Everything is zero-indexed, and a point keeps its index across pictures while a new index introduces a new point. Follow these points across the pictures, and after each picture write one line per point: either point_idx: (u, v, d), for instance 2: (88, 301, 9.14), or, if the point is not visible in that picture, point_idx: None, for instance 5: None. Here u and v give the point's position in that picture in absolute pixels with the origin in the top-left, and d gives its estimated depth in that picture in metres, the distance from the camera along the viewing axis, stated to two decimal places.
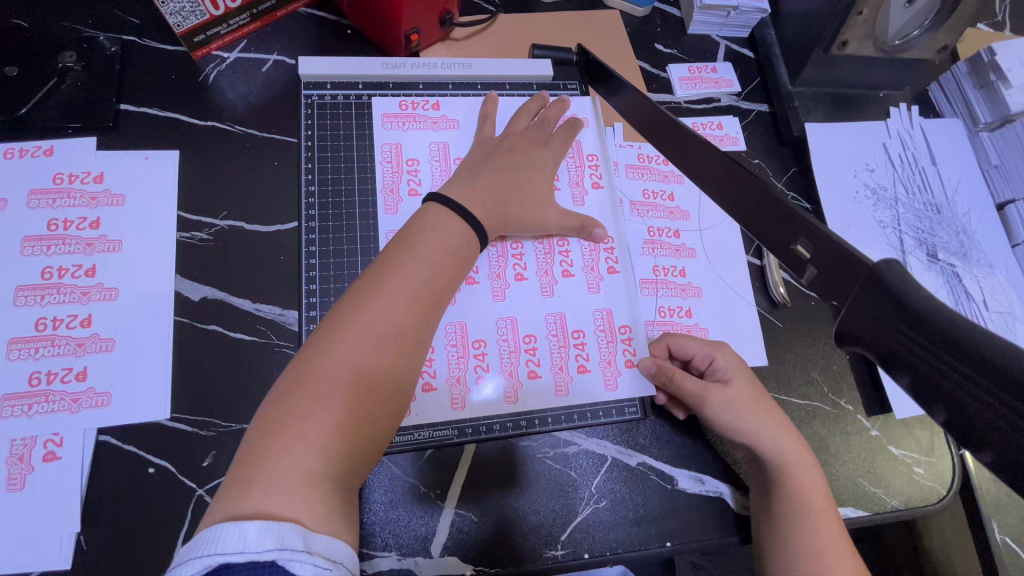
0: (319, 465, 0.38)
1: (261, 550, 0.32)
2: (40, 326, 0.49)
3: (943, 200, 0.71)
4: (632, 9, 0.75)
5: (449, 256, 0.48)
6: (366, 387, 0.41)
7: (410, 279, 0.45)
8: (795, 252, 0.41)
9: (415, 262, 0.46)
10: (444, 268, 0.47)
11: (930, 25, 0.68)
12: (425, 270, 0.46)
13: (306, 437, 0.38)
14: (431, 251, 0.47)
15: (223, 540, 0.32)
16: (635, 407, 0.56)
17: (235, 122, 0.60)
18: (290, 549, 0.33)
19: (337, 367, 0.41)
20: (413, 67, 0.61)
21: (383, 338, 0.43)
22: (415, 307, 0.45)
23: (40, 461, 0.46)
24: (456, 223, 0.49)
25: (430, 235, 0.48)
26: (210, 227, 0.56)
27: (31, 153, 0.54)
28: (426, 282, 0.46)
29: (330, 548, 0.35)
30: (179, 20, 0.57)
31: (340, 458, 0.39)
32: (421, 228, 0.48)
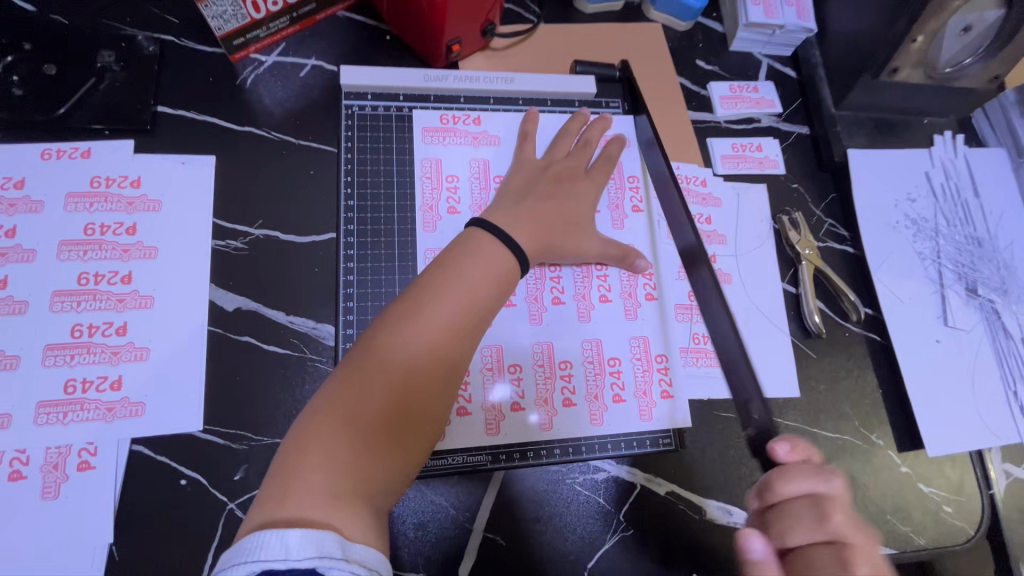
0: (346, 484, 0.37)
1: (302, 558, 0.33)
2: (75, 333, 0.49)
3: (985, 233, 0.70)
4: (675, 23, 0.73)
5: (490, 282, 0.47)
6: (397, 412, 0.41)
7: (449, 304, 0.44)
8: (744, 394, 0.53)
9: (455, 287, 0.45)
10: (484, 294, 0.46)
11: (984, 53, 0.66)
12: (464, 295, 0.45)
13: (335, 457, 0.38)
14: (471, 276, 0.46)
15: (265, 547, 0.33)
16: (668, 438, 0.55)
17: (273, 128, 0.59)
18: (329, 557, 0.33)
19: (370, 389, 0.40)
20: (454, 80, 0.60)
21: (419, 363, 0.42)
22: (452, 332, 0.44)
23: (74, 470, 0.46)
24: (500, 249, 0.48)
25: (472, 261, 0.47)
26: (245, 236, 0.55)
27: (69, 155, 0.53)
28: (465, 306, 0.45)
29: (365, 556, 0.35)
30: (220, 23, 0.56)
31: (369, 480, 0.38)
32: (463, 252, 0.48)
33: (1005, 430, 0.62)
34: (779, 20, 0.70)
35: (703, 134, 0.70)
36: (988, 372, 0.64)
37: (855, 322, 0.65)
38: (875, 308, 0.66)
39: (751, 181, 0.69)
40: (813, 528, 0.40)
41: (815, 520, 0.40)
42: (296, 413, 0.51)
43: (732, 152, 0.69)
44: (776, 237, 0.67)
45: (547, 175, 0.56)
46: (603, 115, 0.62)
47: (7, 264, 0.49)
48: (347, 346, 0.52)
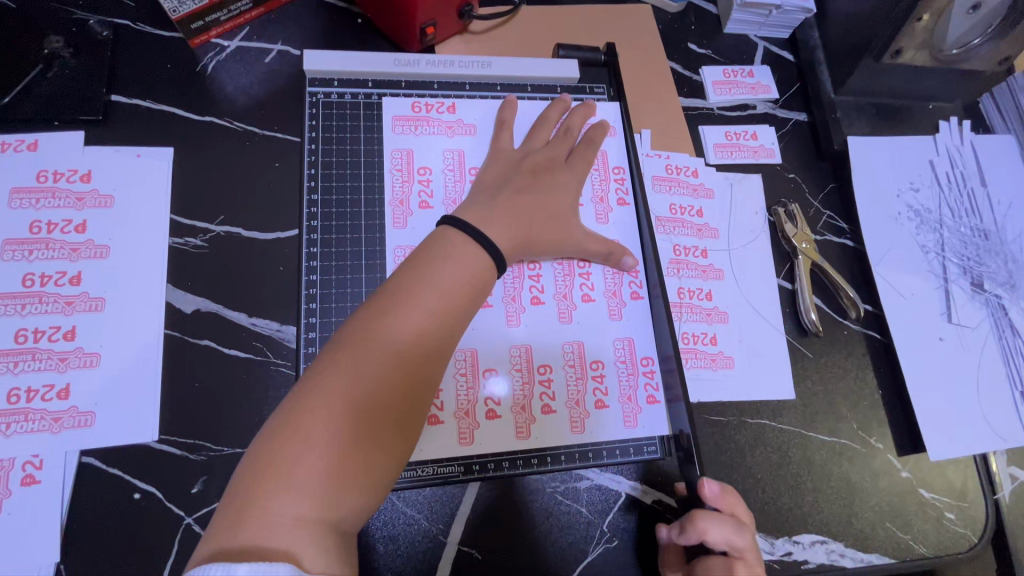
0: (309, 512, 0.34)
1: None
2: (19, 338, 0.46)
3: (992, 225, 0.66)
4: (665, 4, 0.69)
5: (465, 283, 0.43)
6: (363, 430, 0.37)
7: (419, 308, 0.41)
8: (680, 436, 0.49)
9: (425, 290, 0.42)
10: (458, 296, 0.43)
11: (993, 34, 0.62)
12: (436, 299, 0.42)
13: (295, 481, 0.34)
14: (444, 278, 0.43)
15: None
16: (654, 446, 0.51)
17: (235, 118, 0.56)
18: None
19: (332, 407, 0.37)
20: (427, 64, 0.56)
21: (386, 375, 0.38)
22: (422, 339, 0.40)
23: (18, 485, 0.43)
24: (475, 248, 0.45)
25: (444, 261, 0.44)
26: (205, 233, 0.52)
27: (14, 148, 0.50)
28: (437, 311, 0.42)
29: None
30: (175, 5, 0.53)
31: (335, 504, 0.35)
32: (434, 252, 0.44)
33: (1011, 432, 0.59)
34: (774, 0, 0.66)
35: (694, 121, 0.66)
36: (994, 371, 0.61)
37: (854, 319, 0.62)
38: (875, 303, 0.63)
39: (745, 171, 0.65)
40: (734, 543, 0.43)
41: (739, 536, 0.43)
42: (258, 421, 0.48)
43: (724, 141, 0.66)
44: (771, 230, 0.63)
45: (525, 167, 0.52)
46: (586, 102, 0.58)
47: None
48: (309, 350, 0.49)
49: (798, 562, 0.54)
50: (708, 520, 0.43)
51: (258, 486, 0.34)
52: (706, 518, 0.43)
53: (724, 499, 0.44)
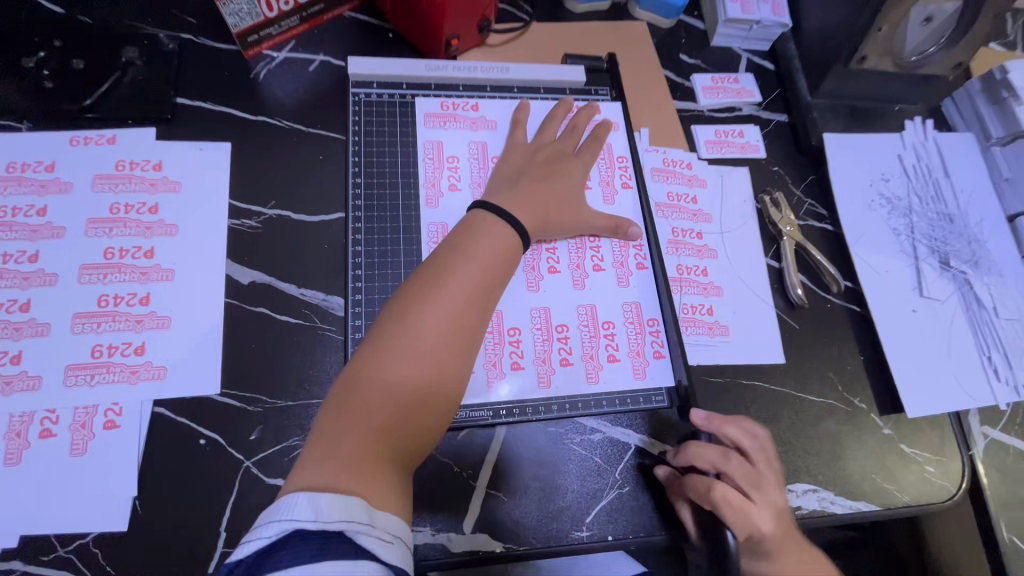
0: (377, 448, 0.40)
1: (332, 521, 0.34)
2: (101, 303, 0.52)
3: (956, 210, 0.74)
4: (659, 20, 0.78)
5: (498, 260, 0.50)
6: (422, 383, 0.43)
7: (463, 279, 0.48)
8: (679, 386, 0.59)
9: (466, 266, 0.49)
10: (493, 270, 0.50)
11: (947, 42, 0.71)
12: (475, 272, 0.48)
13: (365, 424, 0.41)
14: (480, 255, 0.50)
15: (296, 508, 0.35)
16: (661, 398, 0.57)
17: (284, 117, 0.63)
18: (357, 523, 0.35)
19: (395, 362, 0.43)
20: (454, 69, 0.65)
21: (437, 336, 0.45)
22: (466, 306, 0.47)
23: (100, 429, 0.49)
24: (504, 229, 0.52)
25: (479, 241, 0.51)
26: (259, 216, 0.59)
27: (96, 141, 0.57)
28: (476, 282, 0.48)
29: (390, 524, 0.37)
30: (237, 20, 0.60)
31: (398, 442, 0.41)
32: (471, 234, 0.51)
33: (981, 393, 0.65)
34: (754, 16, 0.75)
35: (687, 121, 0.74)
36: (963, 339, 0.68)
37: (835, 293, 0.69)
38: (853, 280, 0.70)
39: (733, 165, 0.73)
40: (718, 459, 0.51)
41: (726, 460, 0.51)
42: (308, 377, 0.54)
43: (714, 138, 0.74)
44: (758, 215, 0.71)
45: (538, 159, 0.60)
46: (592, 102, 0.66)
47: (38, 240, 0.53)
48: (355, 311, 0.55)
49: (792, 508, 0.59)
50: (698, 446, 0.53)
51: (335, 427, 0.40)
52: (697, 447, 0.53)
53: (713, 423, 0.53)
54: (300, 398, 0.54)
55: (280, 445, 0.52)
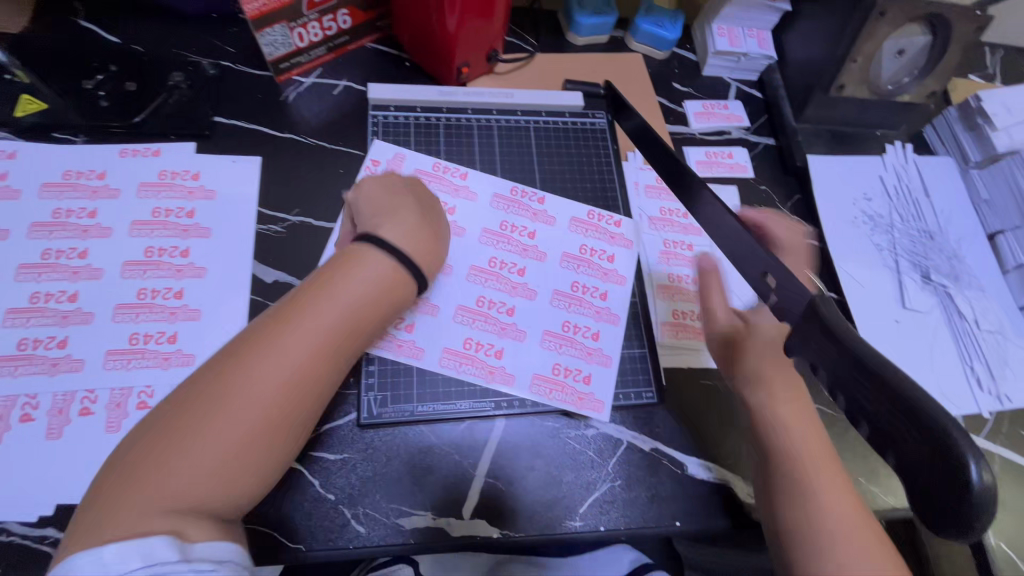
0: (186, 501, 0.39)
1: (129, 569, 0.36)
2: (141, 295, 0.57)
3: (936, 228, 0.78)
4: (653, 52, 0.85)
5: (362, 300, 0.49)
6: (251, 429, 0.42)
7: (313, 331, 0.46)
8: (765, 279, 0.52)
9: (323, 305, 0.47)
10: (348, 321, 0.48)
11: (918, 74, 0.78)
12: (337, 312, 0.48)
13: (176, 476, 0.39)
14: (340, 297, 0.48)
15: (84, 565, 0.36)
16: (651, 393, 0.63)
17: (309, 135, 0.70)
18: (161, 563, 0.36)
19: (220, 403, 0.42)
20: (463, 95, 0.72)
21: (277, 382, 0.43)
22: (318, 347, 0.46)
23: (134, 409, 0.53)
24: (382, 265, 0.51)
25: (345, 279, 0.49)
26: (284, 222, 0.65)
27: (143, 153, 0.64)
28: (332, 326, 0.47)
29: (210, 550, 0.39)
30: (272, 49, 0.68)
31: (213, 494, 0.41)
32: (336, 271, 0.50)
33: (963, 401, 0.68)
34: (741, 49, 0.82)
35: (680, 143, 0.80)
36: (946, 349, 0.70)
37: None
38: (838, 292, 0.73)
39: (723, 184, 0.78)
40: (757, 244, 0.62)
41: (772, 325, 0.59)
42: None
43: (705, 158, 0.79)
44: None
45: None
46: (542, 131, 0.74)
47: (88, 238, 0.59)
48: None
49: None
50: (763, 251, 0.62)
51: (138, 477, 0.39)
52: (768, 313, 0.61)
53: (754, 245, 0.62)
54: None
55: None
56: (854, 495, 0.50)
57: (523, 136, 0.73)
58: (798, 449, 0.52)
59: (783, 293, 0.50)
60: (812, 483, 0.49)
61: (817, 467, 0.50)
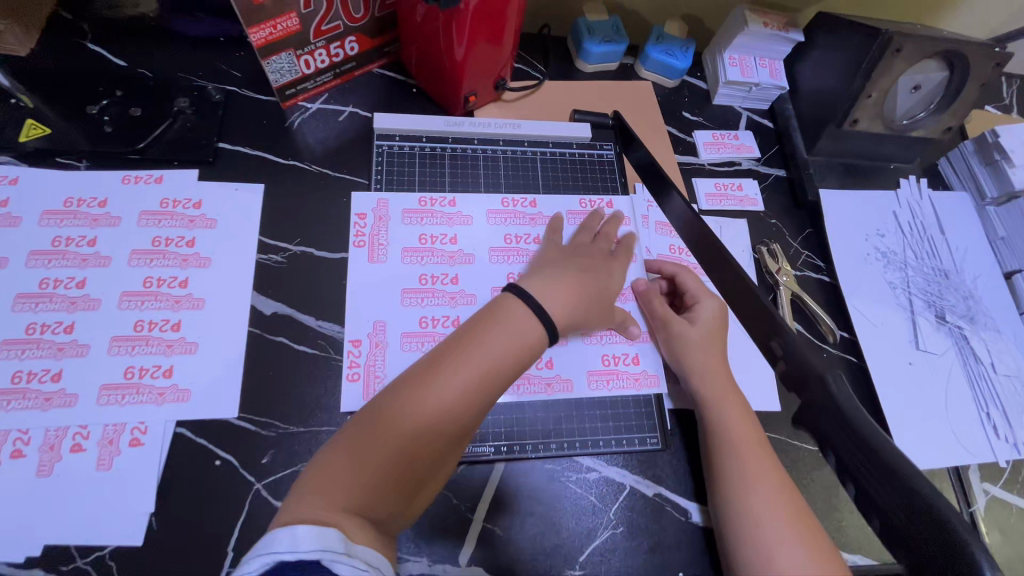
0: (363, 503, 0.42)
1: (308, 550, 0.37)
2: (137, 327, 0.56)
3: (951, 267, 0.76)
4: (663, 80, 0.84)
5: (513, 360, 0.47)
6: (420, 451, 0.44)
7: (490, 363, 0.47)
8: (772, 347, 0.54)
9: (476, 356, 0.47)
10: (514, 361, 0.48)
11: (935, 109, 0.76)
12: (489, 368, 0.46)
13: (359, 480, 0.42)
14: (512, 336, 0.48)
15: (277, 542, 0.37)
16: (655, 438, 0.61)
17: (313, 162, 0.69)
18: (332, 551, 0.37)
19: (390, 448, 0.43)
20: (469, 125, 0.71)
21: (421, 430, 0.44)
22: (473, 400, 0.46)
23: (127, 446, 0.52)
24: (531, 323, 0.48)
25: (500, 332, 0.48)
26: (285, 252, 0.64)
27: (145, 180, 0.63)
28: (485, 382, 0.46)
29: (366, 553, 0.39)
30: (277, 77, 0.67)
31: (382, 500, 0.43)
32: (491, 323, 0.48)
33: (979, 448, 0.66)
34: (753, 79, 0.80)
35: (689, 174, 0.79)
36: (961, 393, 0.68)
37: (831, 343, 0.70)
38: (849, 330, 0.71)
39: (732, 216, 0.77)
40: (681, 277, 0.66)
41: (708, 314, 0.62)
42: (321, 402, 0.58)
43: (714, 190, 0.78)
44: (756, 264, 0.74)
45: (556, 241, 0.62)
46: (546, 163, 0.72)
47: (86, 267, 0.58)
48: (367, 346, 0.59)
49: None
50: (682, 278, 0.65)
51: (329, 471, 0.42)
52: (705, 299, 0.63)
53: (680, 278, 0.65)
54: (310, 424, 0.57)
55: (289, 469, 0.55)
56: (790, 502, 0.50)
57: (529, 168, 0.72)
58: (729, 438, 0.54)
59: (788, 361, 0.52)
60: (741, 467, 0.52)
61: (753, 456, 0.53)
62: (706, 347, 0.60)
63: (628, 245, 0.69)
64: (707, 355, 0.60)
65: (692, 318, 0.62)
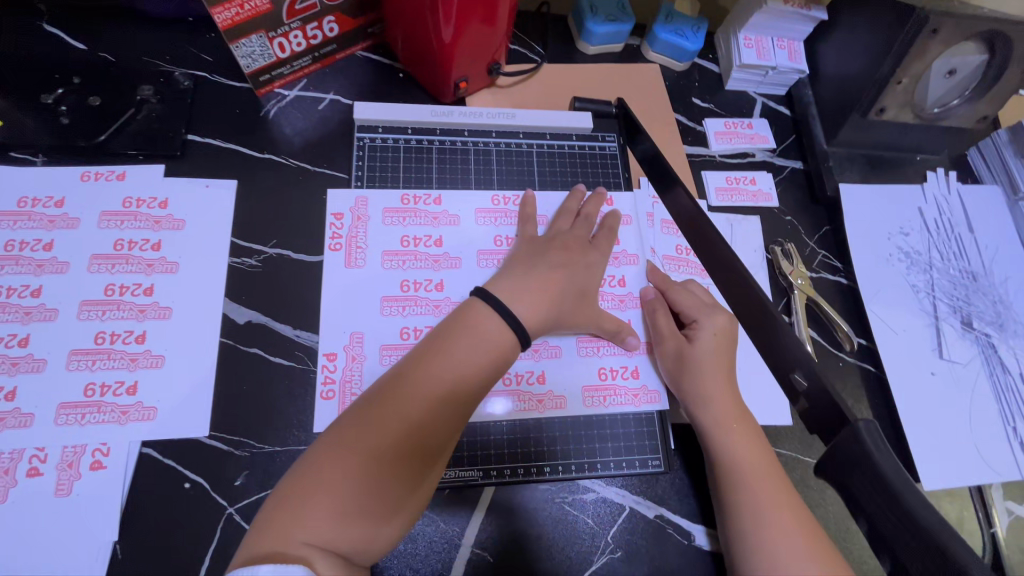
0: (325, 538, 0.38)
1: None
2: (98, 340, 0.52)
3: (980, 268, 0.71)
4: (672, 63, 0.77)
5: (485, 362, 0.45)
6: (391, 469, 0.41)
7: (457, 368, 0.44)
8: (792, 380, 0.50)
9: (445, 364, 0.44)
10: (484, 364, 0.45)
11: (970, 96, 0.70)
12: (459, 372, 0.44)
13: (322, 512, 0.38)
14: (481, 338, 0.46)
15: None
16: (657, 459, 0.57)
17: (290, 156, 0.64)
18: None
19: (356, 460, 0.40)
20: (459, 115, 0.65)
21: (389, 445, 0.41)
22: (446, 405, 0.43)
23: (87, 469, 0.49)
24: (500, 324, 0.47)
25: (470, 336, 0.46)
26: (260, 254, 0.59)
27: (106, 177, 0.58)
28: (456, 387, 0.44)
29: None
30: (249, 62, 0.61)
31: (351, 533, 0.39)
32: (460, 328, 0.46)
33: (1004, 465, 0.61)
34: (770, 63, 0.74)
35: (698, 167, 0.73)
36: (986, 406, 0.64)
37: (848, 352, 0.65)
38: (867, 338, 0.67)
39: (744, 213, 0.71)
40: (678, 294, 0.61)
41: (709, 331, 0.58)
42: (297, 421, 0.54)
43: (725, 185, 0.72)
44: (768, 267, 0.69)
45: (554, 243, 0.57)
46: (544, 158, 0.67)
47: (42, 274, 0.54)
48: (346, 359, 0.55)
49: None
50: (677, 295, 0.61)
51: (289, 509, 0.38)
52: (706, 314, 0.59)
53: (678, 297, 0.61)
54: (287, 443, 0.53)
55: (264, 492, 0.51)
56: (808, 538, 0.45)
57: (524, 162, 0.66)
58: (736, 467, 0.50)
59: (811, 399, 0.48)
60: (749, 504, 0.47)
61: (764, 487, 0.48)
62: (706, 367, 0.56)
63: (629, 248, 0.64)
64: (713, 377, 0.55)
65: (690, 337, 0.58)
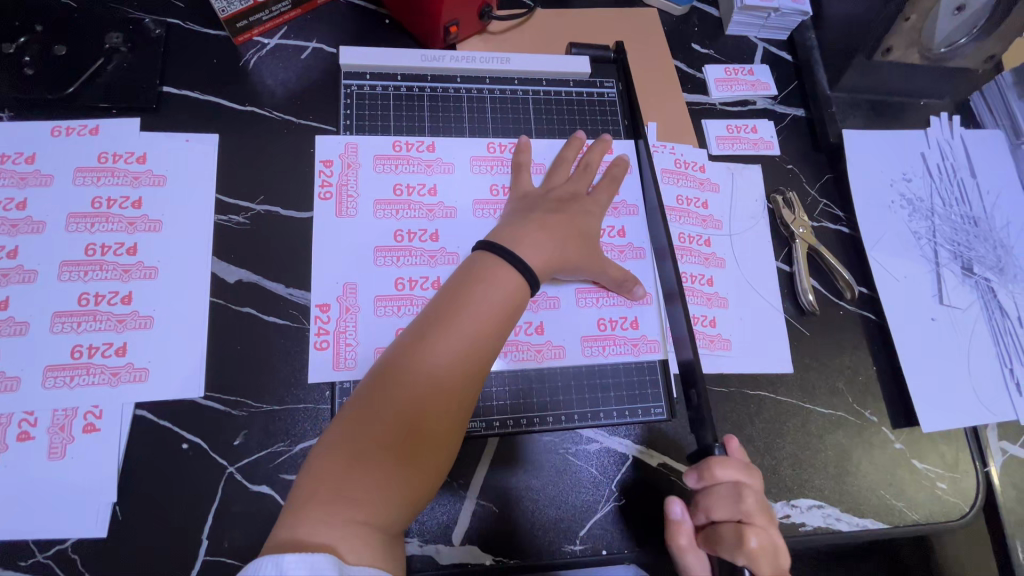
0: (351, 512, 0.38)
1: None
2: (82, 301, 0.50)
3: (981, 213, 0.70)
4: (671, 7, 0.74)
5: (500, 310, 0.46)
6: (416, 430, 0.41)
7: (470, 322, 0.45)
8: None
9: (458, 320, 0.45)
10: (497, 316, 0.46)
11: (978, 32, 0.67)
12: (476, 323, 0.45)
13: (350, 482, 0.39)
14: (490, 293, 0.46)
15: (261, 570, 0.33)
16: (660, 408, 0.57)
17: (273, 107, 0.61)
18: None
19: (382, 427, 0.41)
20: (451, 60, 0.62)
21: (410, 404, 0.42)
22: (466, 355, 0.44)
23: (80, 432, 0.47)
24: (507, 275, 0.47)
25: (481, 290, 0.46)
26: (247, 211, 0.56)
27: (78, 132, 0.55)
28: (472, 342, 0.44)
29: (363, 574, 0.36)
30: (224, 5, 0.58)
31: (378, 503, 0.39)
32: (467, 284, 0.47)
33: (1001, 407, 0.62)
34: (773, 4, 0.71)
35: (698, 115, 0.71)
36: (984, 350, 0.64)
37: (849, 299, 0.65)
38: (869, 286, 0.66)
39: (745, 162, 0.69)
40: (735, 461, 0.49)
41: (738, 504, 0.46)
42: (293, 380, 0.52)
43: (726, 133, 0.70)
44: (770, 216, 0.67)
45: (549, 199, 0.56)
46: (540, 107, 0.64)
47: (17, 235, 0.51)
48: (342, 314, 0.53)
49: (796, 526, 0.56)
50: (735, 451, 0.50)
51: (318, 484, 0.39)
52: (718, 466, 0.48)
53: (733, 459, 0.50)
54: (285, 402, 0.52)
55: (264, 451, 0.50)
56: None
57: (519, 110, 0.63)
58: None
59: None
60: None
61: None
62: (756, 565, 0.45)
63: (629, 198, 0.62)
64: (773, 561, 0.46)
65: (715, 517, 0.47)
